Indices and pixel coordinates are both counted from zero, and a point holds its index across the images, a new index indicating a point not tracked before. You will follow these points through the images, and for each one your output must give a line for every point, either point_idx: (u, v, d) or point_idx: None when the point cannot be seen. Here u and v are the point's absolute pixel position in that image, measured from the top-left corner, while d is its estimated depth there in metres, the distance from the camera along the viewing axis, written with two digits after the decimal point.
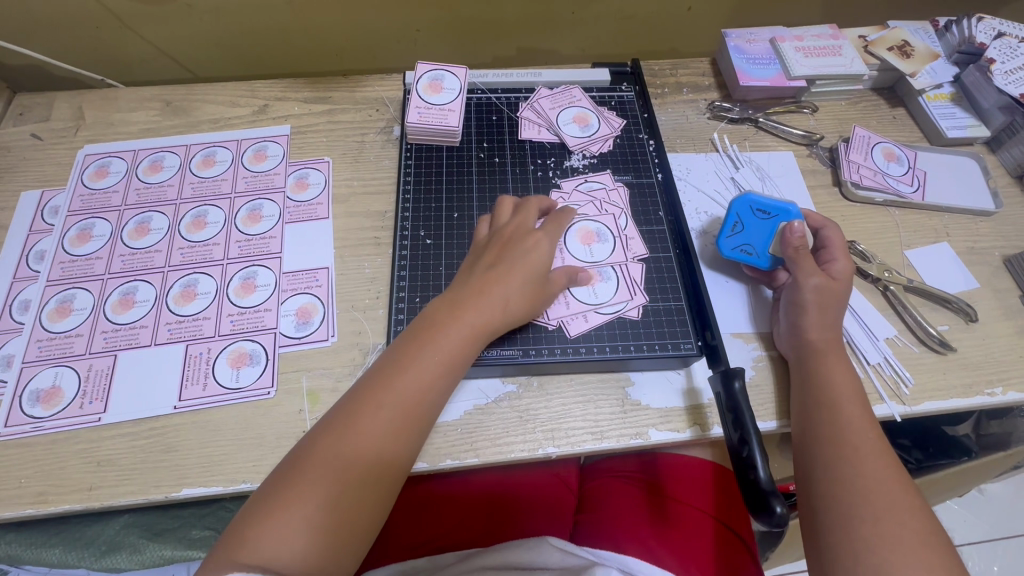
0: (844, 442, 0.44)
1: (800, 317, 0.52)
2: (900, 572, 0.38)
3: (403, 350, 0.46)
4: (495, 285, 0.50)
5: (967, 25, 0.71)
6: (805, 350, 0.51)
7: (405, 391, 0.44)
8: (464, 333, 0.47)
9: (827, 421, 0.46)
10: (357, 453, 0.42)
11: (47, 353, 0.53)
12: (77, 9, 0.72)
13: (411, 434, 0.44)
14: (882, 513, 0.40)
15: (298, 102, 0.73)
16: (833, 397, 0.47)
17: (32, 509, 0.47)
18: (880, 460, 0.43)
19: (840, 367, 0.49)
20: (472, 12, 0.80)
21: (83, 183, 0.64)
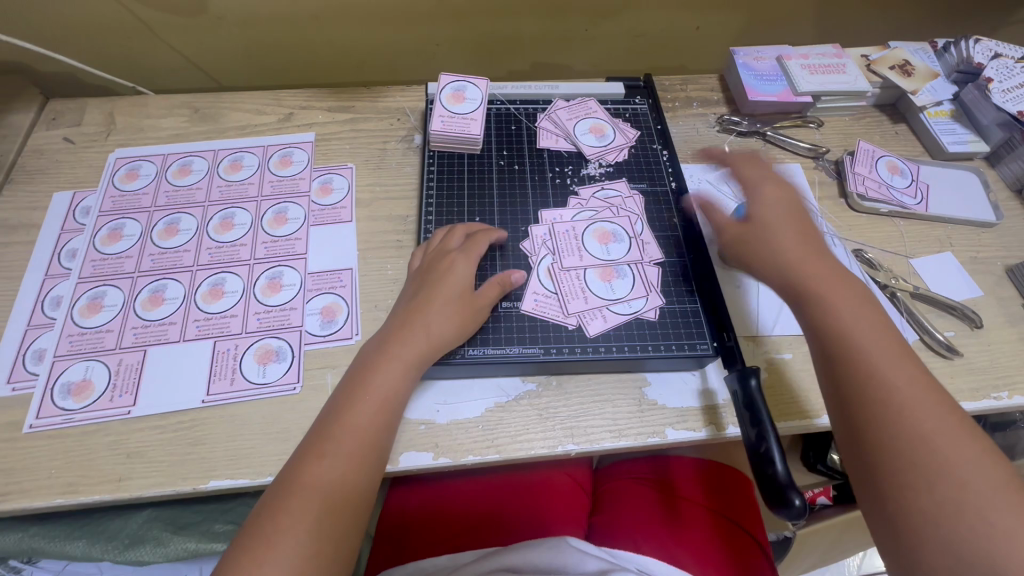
0: (873, 384, 0.42)
1: (781, 260, 0.49)
2: (970, 540, 0.35)
3: (343, 394, 0.49)
4: (420, 319, 0.52)
5: (965, 45, 0.74)
6: (800, 292, 0.47)
7: (353, 432, 0.46)
8: (396, 370, 0.49)
9: (846, 365, 0.43)
10: (319, 487, 0.44)
11: (79, 348, 0.55)
12: (112, 19, 0.74)
13: (368, 467, 0.46)
14: (937, 476, 0.38)
15: (322, 111, 0.75)
16: (843, 336, 0.44)
17: (61, 499, 0.48)
18: (911, 392, 0.41)
19: (843, 297, 0.46)
20: (490, 29, 0.83)
21: (114, 185, 0.66)
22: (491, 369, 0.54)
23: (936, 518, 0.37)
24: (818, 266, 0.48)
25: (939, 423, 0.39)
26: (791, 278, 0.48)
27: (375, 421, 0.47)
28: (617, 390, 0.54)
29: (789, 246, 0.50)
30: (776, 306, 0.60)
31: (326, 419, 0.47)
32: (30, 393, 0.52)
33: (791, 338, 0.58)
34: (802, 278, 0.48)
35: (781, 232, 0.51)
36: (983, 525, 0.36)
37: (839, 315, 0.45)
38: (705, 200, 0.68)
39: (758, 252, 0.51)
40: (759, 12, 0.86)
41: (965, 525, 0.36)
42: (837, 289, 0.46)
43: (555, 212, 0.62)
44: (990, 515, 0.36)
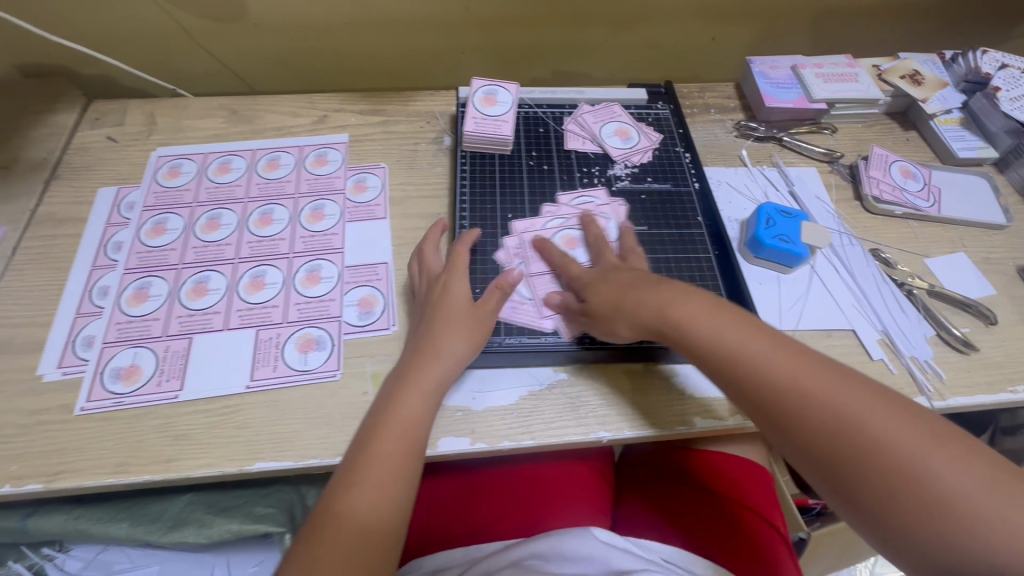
0: (760, 388, 0.45)
1: (638, 301, 0.52)
2: (932, 506, 0.38)
3: (366, 425, 0.50)
4: (433, 346, 0.53)
5: (971, 57, 0.77)
6: (666, 325, 0.50)
7: (383, 462, 0.47)
8: (420, 400, 0.50)
9: (733, 377, 0.46)
10: (353, 516, 0.46)
11: (126, 335, 0.57)
12: (154, 24, 0.78)
13: (401, 490, 0.48)
14: (874, 454, 0.40)
15: (354, 114, 0.78)
16: (721, 350, 0.47)
17: (113, 479, 0.49)
18: (789, 378, 0.44)
19: (694, 312, 0.49)
20: (514, 37, 0.86)
21: (157, 182, 0.69)
22: (525, 358, 0.56)
23: (878, 484, 0.39)
24: (665, 295, 0.51)
25: (828, 393, 0.42)
26: (652, 318, 0.51)
27: (403, 447, 0.48)
28: (646, 380, 0.56)
29: (637, 292, 0.53)
30: (797, 302, 0.63)
31: (355, 450, 0.48)
32: (80, 377, 0.54)
33: (813, 332, 0.61)
34: (661, 312, 0.51)
35: (624, 285, 0.54)
36: (921, 478, 0.38)
37: (706, 333, 0.48)
38: (725, 200, 0.71)
39: (603, 314, 0.53)
40: (773, 23, 0.89)
41: (903, 485, 0.39)
42: (687, 307, 0.50)
43: (526, 225, 0.63)
44: (920, 463, 0.39)
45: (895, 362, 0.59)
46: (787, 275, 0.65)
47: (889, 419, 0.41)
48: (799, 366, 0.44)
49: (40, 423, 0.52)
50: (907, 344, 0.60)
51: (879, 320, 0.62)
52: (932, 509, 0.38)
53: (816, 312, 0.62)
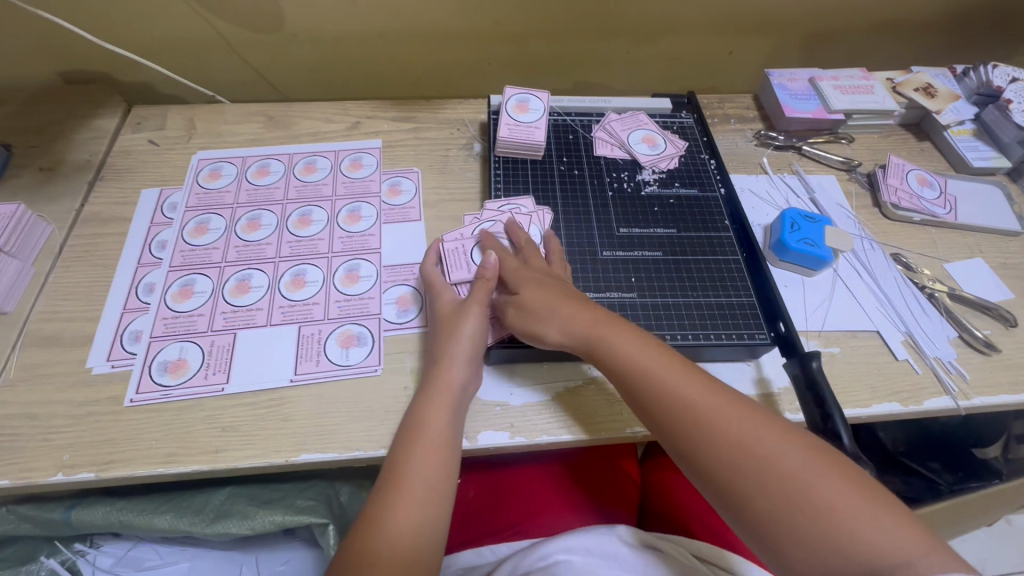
0: (671, 409, 0.47)
1: (571, 315, 0.53)
2: (824, 531, 0.40)
3: (397, 442, 0.49)
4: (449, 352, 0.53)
5: (983, 71, 0.80)
6: (592, 347, 0.52)
7: (416, 479, 0.47)
8: (445, 414, 0.50)
9: (647, 398, 0.48)
10: (386, 533, 0.45)
11: (172, 330, 0.58)
12: (194, 34, 0.81)
13: (440, 499, 0.47)
14: (774, 478, 0.42)
15: (387, 120, 0.80)
16: (640, 372, 0.49)
17: (161, 468, 0.50)
18: (698, 398, 0.47)
19: (622, 335, 0.51)
20: (540, 50, 0.89)
21: (199, 184, 0.71)
22: (562, 354, 0.57)
23: (774, 507, 0.41)
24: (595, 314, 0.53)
25: (731, 414, 0.46)
26: (583, 337, 0.52)
27: (437, 456, 0.48)
28: None
29: (569, 305, 0.53)
30: (822, 303, 0.64)
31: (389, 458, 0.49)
32: (129, 370, 0.56)
33: (838, 333, 0.62)
34: (593, 331, 0.52)
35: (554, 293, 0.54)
36: (805, 493, 0.41)
37: (629, 356, 0.50)
38: (749, 206, 0.73)
39: (539, 315, 0.53)
40: (789, 38, 0.92)
41: (789, 504, 0.41)
42: (618, 329, 0.52)
43: (451, 233, 0.63)
44: (809, 489, 0.41)
45: (919, 362, 0.61)
46: (812, 278, 0.67)
47: (783, 438, 0.44)
48: (707, 392, 0.47)
49: (91, 414, 0.53)
50: (931, 346, 0.62)
51: (903, 322, 0.63)
52: (825, 534, 0.39)
53: (841, 313, 0.64)
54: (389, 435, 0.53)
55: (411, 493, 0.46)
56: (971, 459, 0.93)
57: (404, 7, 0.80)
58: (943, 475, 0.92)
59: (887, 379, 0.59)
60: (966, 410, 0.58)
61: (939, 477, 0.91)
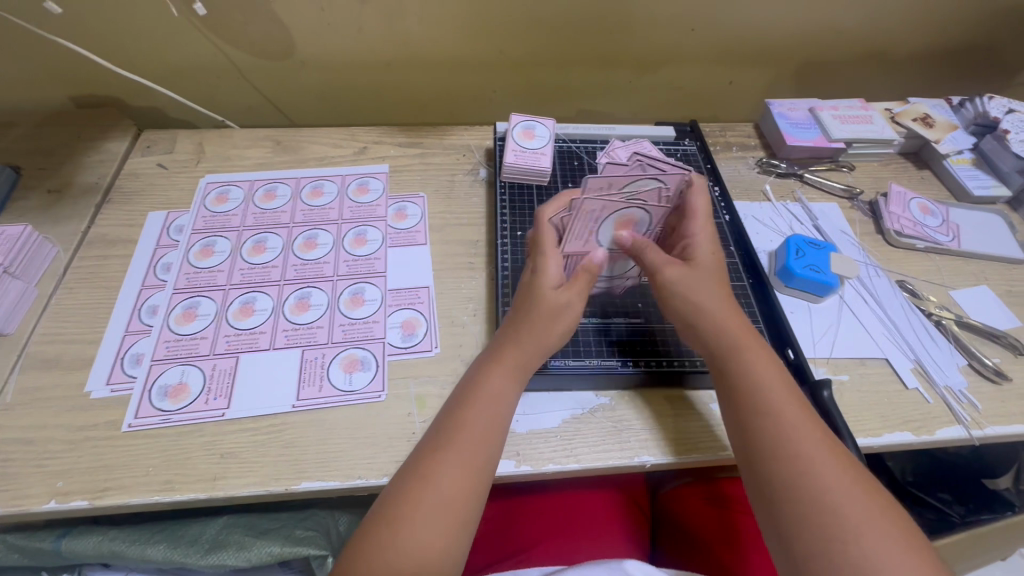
0: (775, 428, 0.46)
1: (718, 317, 0.52)
2: None
3: (461, 394, 0.51)
4: (514, 329, 0.53)
5: (980, 102, 0.82)
6: (724, 351, 0.51)
7: (475, 431, 0.48)
8: (509, 374, 0.52)
9: (757, 409, 0.47)
10: (439, 481, 0.45)
11: (174, 353, 0.58)
12: (206, 61, 0.82)
13: (476, 488, 0.46)
14: (851, 526, 0.41)
15: (394, 145, 0.81)
16: (759, 387, 0.48)
17: (157, 497, 0.49)
18: (802, 430, 0.46)
19: (759, 354, 0.50)
20: (545, 79, 0.91)
21: (205, 207, 0.71)
22: (569, 381, 0.57)
23: (835, 550, 0.40)
24: (740, 325, 0.52)
25: (827, 459, 0.44)
26: (718, 339, 0.51)
27: (479, 443, 0.48)
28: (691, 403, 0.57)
29: (723, 304, 0.53)
30: (829, 330, 0.64)
31: (432, 440, 0.48)
32: (128, 394, 0.55)
33: (847, 360, 0.62)
34: (732, 339, 0.51)
35: (717, 278, 0.54)
36: (872, 552, 0.39)
37: (759, 372, 0.49)
38: (753, 232, 0.73)
39: (698, 280, 0.53)
40: (788, 69, 0.94)
41: (839, 550, 0.40)
42: (757, 349, 0.50)
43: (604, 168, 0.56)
44: (880, 552, 0.39)
45: (929, 391, 0.60)
46: (818, 304, 0.66)
47: (866, 499, 0.42)
48: (817, 428, 0.46)
49: (88, 439, 0.52)
50: (941, 374, 0.61)
51: (911, 349, 0.63)
52: None
53: (849, 340, 0.63)
54: (392, 463, 0.52)
55: (451, 476, 0.46)
56: (982, 490, 0.91)
57: (412, 37, 0.82)
58: (954, 505, 0.90)
59: (898, 408, 0.58)
60: (980, 440, 0.57)
61: (950, 508, 0.89)
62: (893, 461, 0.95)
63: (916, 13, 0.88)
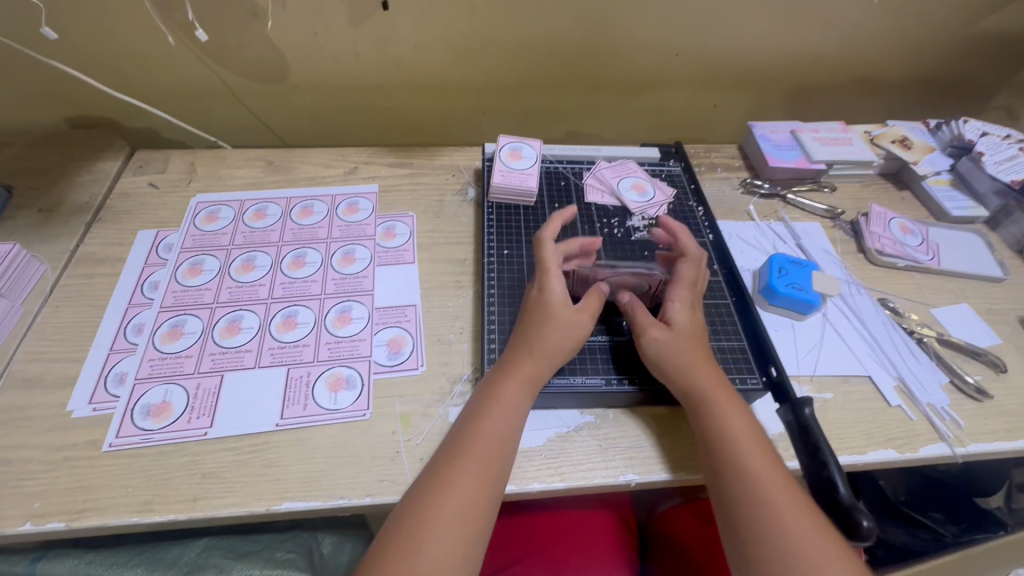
0: (742, 473, 0.47)
1: (689, 368, 0.53)
2: None
3: (473, 405, 0.52)
4: (526, 344, 0.55)
5: (955, 125, 0.84)
6: (695, 399, 0.52)
7: (487, 440, 0.49)
8: (520, 385, 0.53)
9: (726, 454, 0.49)
10: (453, 490, 0.46)
11: (158, 371, 0.58)
12: (201, 84, 0.84)
13: (487, 503, 0.46)
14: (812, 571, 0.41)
15: (384, 166, 0.82)
16: (728, 434, 0.50)
17: (135, 518, 0.48)
18: (769, 476, 0.47)
19: (729, 402, 0.52)
20: (533, 102, 0.93)
21: (195, 226, 0.72)
22: (554, 400, 0.56)
23: None
24: (712, 374, 0.53)
25: (793, 505, 0.45)
26: (689, 387, 0.53)
27: (491, 458, 0.48)
28: (677, 423, 0.57)
29: (695, 357, 0.54)
30: (813, 347, 0.65)
31: (444, 456, 0.48)
32: (110, 413, 0.54)
33: (830, 378, 0.62)
34: (703, 387, 0.52)
35: (691, 340, 0.55)
36: None
37: (729, 419, 0.51)
38: (737, 251, 0.74)
39: (672, 347, 0.54)
40: (770, 93, 0.97)
41: None
42: (726, 397, 0.52)
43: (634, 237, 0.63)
44: None
45: (912, 408, 0.60)
46: (802, 322, 0.67)
47: (828, 544, 0.43)
48: (786, 475, 0.47)
49: (67, 459, 0.51)
50: (924, 392, 0.61)
51: (894, 367, 0.63)
52: None
53: (832, 357, 0.64)
54: (375, 482, 0.51)
55: (462, 492, 0.46)
56: (974, 509, 0.90)
57: (403, 61, 0.84)
58: (947, 525, 0.89)
59: (882, 426, 0.58)
60: (964, 457, 0.58)
61: (943, 528, 0.88)
62: (886, 481, 0.96)
63: (892, 41, 0.91)
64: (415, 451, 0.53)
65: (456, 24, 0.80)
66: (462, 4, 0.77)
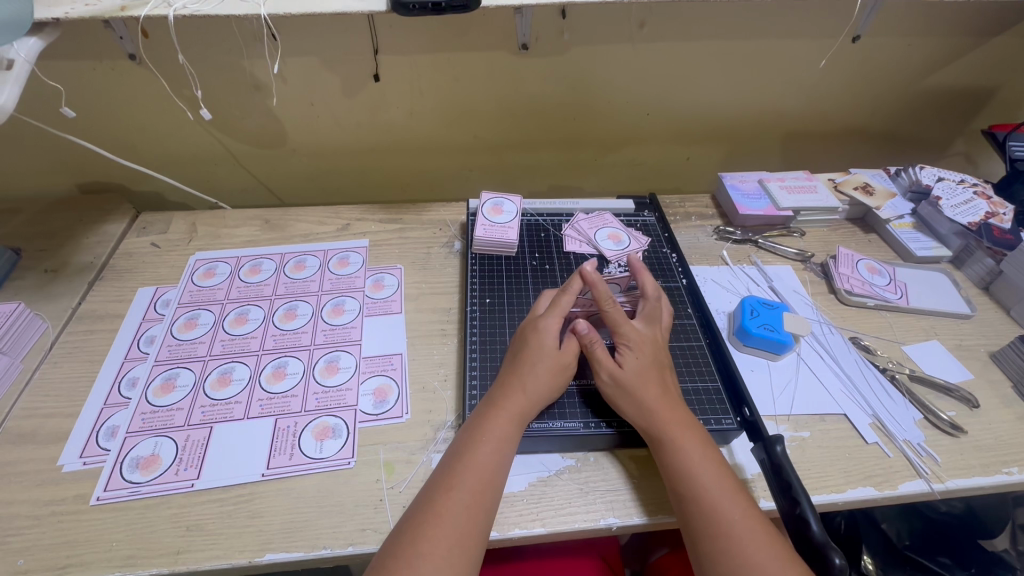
0: (706, 506, 0.48)
1: (652, 404, 0.55)
2: None
3: (460, 441, 0.53)
4: (517, 382, 0.57)
5: (912, 171, 0.90)
6: (656, 436, 0.54)
7: (473, 477, 0.50)
8: (506, 422, 0.54)
9: (688, 488, 0.50)
10: (433, 529, 0.46)
11: (149, 424, 0.59)
12: (206, 151, 0.90)
13: (475, 536, 0.47)
14: None
15: (375, 222, 0.87)
16: (691, 468, 0.51)
17: (118, 572, 0.49)
18: (736, 510, 0.48)
19: (692, 437, 0.53)
20: (516, 160, 0.99)
21: (193, 282, 0.75)
22: (533, 444, 0.58)
23: None
24: (672, 410, 0.55)
25: (758, 537, 0.46)
26: (646, 425, 0.54)
27: (478, 493, 0.49)
28: (655, 466, 0.57)
29: (656, 393, 0.56)
30: (788, 387, 0.66)
31: (433, 489, 0.49)
32: (100, 467, 0.56)
33: (807, 416, 0.63)
34: (659, 424, 0.54)
35: (646, 377, 0.57)
36: None
37: (689, 453, 0.52)
38: (712, 295, 0.77)
39: (629, 388, 0.56)
40: (740, 146, 1.03)
41: None
42: (689, 430, 0.53)
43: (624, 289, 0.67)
44: None
45: (890, 446, 0.61)
46: (777, 361, 0.69)
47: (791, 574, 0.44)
48: (753, 508, 0.48)
49: (54, 513, 0.52)
50: (899, 428, 0.63)
51: (869, 405, 0.65)
52: None
53: (808, 397, 0.65)
54: (358, 531, 0.52)
55: (450, 524, 0.46)
56: (983, 553, 0.87)
57: (393, 126, 0.90)
58: (956, 570, 0.85)
59: (860, 463, 0.59)
60: (943, 494, 0.58)
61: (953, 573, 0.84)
62: (888, 523, 0.91)
63: (849, 97, 0.97)
64: (398, 498, 0.54)
65: (441, 92, 0.86)
66: (447, 75, 0.84)
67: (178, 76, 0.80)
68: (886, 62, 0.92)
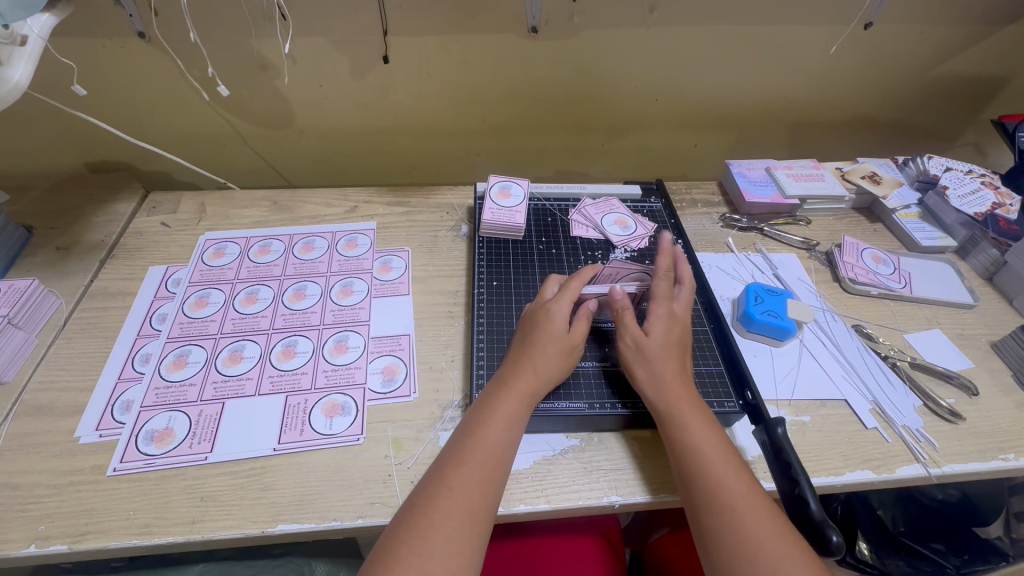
0: (706, 483, 0.50)
1: (659, 380, 0.56)
2: None
3: (471, 418, 0.54)
4: (528, 362, 0.58)
5: (920, 161, 0.90)
6: (662, 415, 0.55)
7: (483, 453, 0.51)
8: (516, 400, 0.55)
9: (692, 465, 0.51)
10: (443, 501, 0.47)
11: (163, 399, 0.60)
12: (214, 131, 0.91)
13: (484, 508, 0.48)
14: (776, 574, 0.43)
15: (382, 205, 0.87)
16: (694, 446, 0.52)
17: (135, 540, 0.50)
18: (736, 487, 0.49)
19: (696, 415, 0.54)
20: (521, 145, 1.00)
21: (203, 261, 0.76)
22: (539, 424, 0.59)
23: None
24: (680, 390, 0.56)
25: (757, 513, 0.47)
26: (655, 402, 0.56)
27: (489, 468, 0.50)
28: (657, 447, 0.58)
29: (667, 368, 0.57)
30: (790, 373, 0.67)
31: (445, 463, 0.50)
32: (116, 439, 0.57)
33: (808, 401, 0.64)
34: (667, 402, 0.55)
35: (665, 350, 0.58)
36: None
37: (694, 432, 0.53)
38: (717, 281, 0.78)
39: (649, 354, 0.58)
40: (748, 134, 1.03)
41: None
42: (694, 410, 0.55)
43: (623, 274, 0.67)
44: None
45: (889, 431, 0.62)
46: (780, 347, 0.70)
47: (788, 547, 0.45)
48: (755, 486, 0.50)
49: (72, 483, 0.54)
50: (898, 413, 0.64)
51: (869, 392, 0.66)
52: None
53: (809, 382, 0.66)
54: (368, 505, 0.53)
55: (462, 496, 0.48)
56: (976, 540, 0.87)
57: (401, 108, 0.90)
58: (949, 557, 0.87)
59: (858, 447, 0.60)
60: (940, 478, 0.59)
61: (945, 559, 0.86)
62: (884, 511, 0.93)
63: (858, 86, 0.97)
64: (406, 474, 0.56)
65: (450, 75, 0.86)
66: (456, 58, 0.84)
67: (186, 54, 0.79)
68: (898, 50, 0.92)
